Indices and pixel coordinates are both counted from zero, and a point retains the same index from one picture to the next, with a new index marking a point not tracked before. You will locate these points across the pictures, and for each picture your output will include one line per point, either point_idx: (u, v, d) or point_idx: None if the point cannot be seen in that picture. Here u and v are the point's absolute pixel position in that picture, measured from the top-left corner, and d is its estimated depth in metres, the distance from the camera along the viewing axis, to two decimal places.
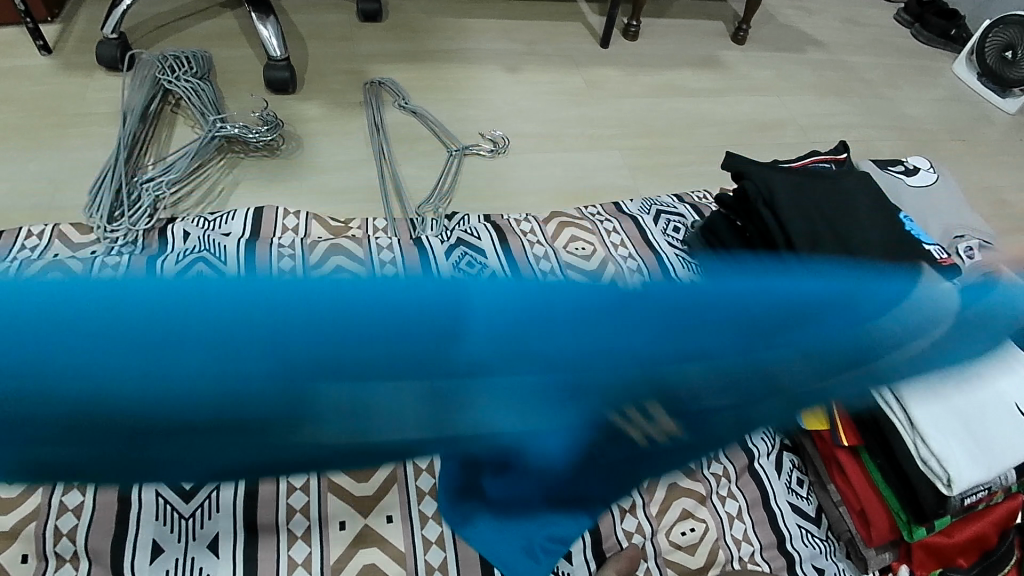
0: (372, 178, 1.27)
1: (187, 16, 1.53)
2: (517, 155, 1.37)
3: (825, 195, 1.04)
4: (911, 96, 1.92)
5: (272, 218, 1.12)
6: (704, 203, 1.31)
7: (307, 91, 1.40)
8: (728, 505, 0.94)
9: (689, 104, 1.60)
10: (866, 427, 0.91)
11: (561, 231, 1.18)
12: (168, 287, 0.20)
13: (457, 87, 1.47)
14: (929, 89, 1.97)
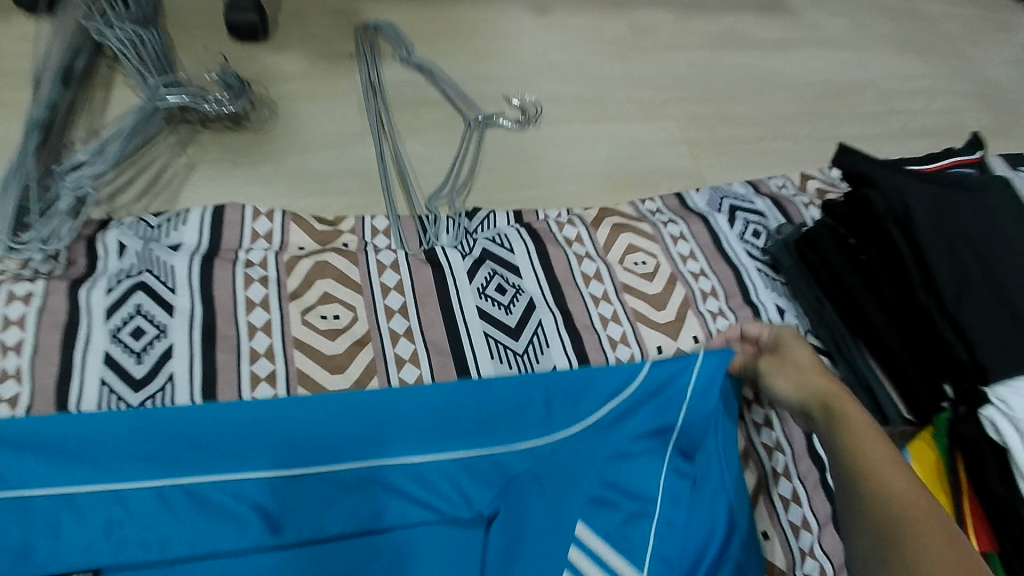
0: (368, 158, 0.98)
1: None
2: (550, 127, 1.08)
3: (977, 216, 0.80)
4: (995, 55, 1.61)
5: (238, 222, 0.87)
6: (783, 194, 1.06)
7: (282, 38, 1.09)
8: (768, 438, 0.83)
9: (754, 61, 1.30)
10: (1006, 532, 0.74)
11: (615, 239, 0.92)
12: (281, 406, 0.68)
13: (474, 34, 1.16)
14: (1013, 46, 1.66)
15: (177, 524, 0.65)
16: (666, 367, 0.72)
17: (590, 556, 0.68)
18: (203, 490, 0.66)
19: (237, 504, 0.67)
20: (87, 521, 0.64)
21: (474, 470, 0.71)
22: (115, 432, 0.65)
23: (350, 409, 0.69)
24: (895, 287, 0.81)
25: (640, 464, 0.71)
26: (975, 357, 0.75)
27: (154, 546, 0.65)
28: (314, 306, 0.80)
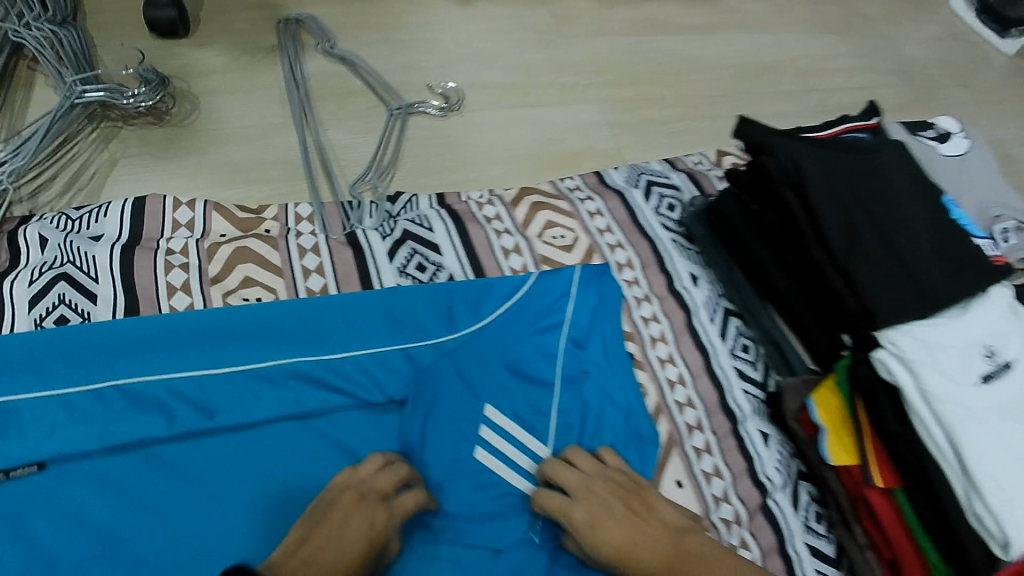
0: (291, 148, 1.00)
1: None
2: (473, 113, 1.11)
3: (865, 177, 0.85)
4: (911, 34, 1.65)
5: (158, 213, 0.88)
6: (699, 170, 1.10)
7: (204, 34, 1.10)
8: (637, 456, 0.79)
9: (676, 45, 1.34)
10: (906, 466, 0.78)
11: (533, 216, 0.95)
12: (211, 313, 0.78)
13: (396, 26, 1.18)
14: (928, 26, 1.70)
15: (114, 417, 0.72)
16: (550, 280, 0.87)
17: (497, 430, 0.78)
18: (140, 386, 0.73)
19: (171, 398, 0.74)
20: (30, 422, 0.69)
21: (382, 361, 0.79)
22: (66, 346, 0.73)
23: (272, 311, 0.79)
24: (791, 249, 0.86)
25: (538, 354, 0.83)
26: (864, 305, 0.79)
27: (94, 435, 0.70)
28: (235, 290, 0.82)
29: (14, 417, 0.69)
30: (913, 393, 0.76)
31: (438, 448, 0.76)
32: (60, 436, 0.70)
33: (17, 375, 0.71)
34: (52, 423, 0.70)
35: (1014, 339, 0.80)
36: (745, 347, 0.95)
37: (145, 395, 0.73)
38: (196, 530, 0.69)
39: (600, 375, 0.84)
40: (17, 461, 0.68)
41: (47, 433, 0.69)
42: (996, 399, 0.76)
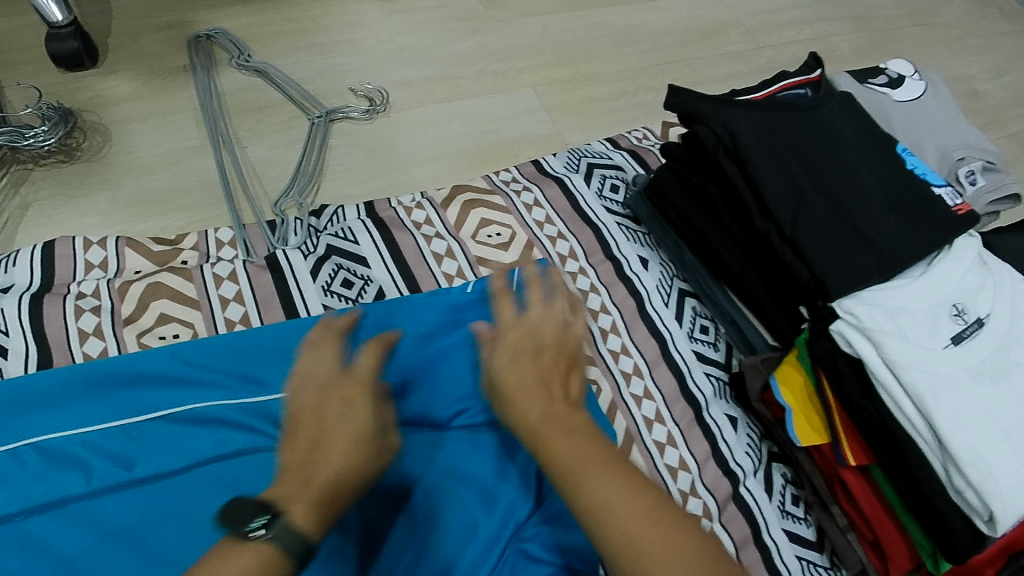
0: (209, 171, 0.96)
1: None
2: (401, 113, 1.06)
3: (807, 136, 0.77)
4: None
5: (70, 254, 0.83)
6: (643, 146, 1.05)
7: (113, 61, 1.06)
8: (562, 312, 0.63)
9: (614, 16, 1.28)
10: (877, 443, 0.69)
11: (467, 215, 0.91)
12: (123, 359, 0.73)
13: (314, 29, 1.12)
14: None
15: (32, 476, 0.66)
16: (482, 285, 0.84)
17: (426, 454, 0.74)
18: (59, 442, 0.68)
19: (92, 453, 0.68)
20: None
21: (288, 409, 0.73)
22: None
23: (186, 351, 0.74)
24: (736, 220, 0.79)
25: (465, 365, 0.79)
26: (815, 275, 0.70)
27: (9, 498, 0.65)
28: (151, 329, 0.77)
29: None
30: (878, 365, 0.67)
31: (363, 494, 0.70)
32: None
33: None
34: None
35: (984, 292, 0.71)
36: (704, 328, 0.89)
37: (64, 453, 0.68)
38: None
39: None
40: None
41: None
42: (972, 361, 0.67)
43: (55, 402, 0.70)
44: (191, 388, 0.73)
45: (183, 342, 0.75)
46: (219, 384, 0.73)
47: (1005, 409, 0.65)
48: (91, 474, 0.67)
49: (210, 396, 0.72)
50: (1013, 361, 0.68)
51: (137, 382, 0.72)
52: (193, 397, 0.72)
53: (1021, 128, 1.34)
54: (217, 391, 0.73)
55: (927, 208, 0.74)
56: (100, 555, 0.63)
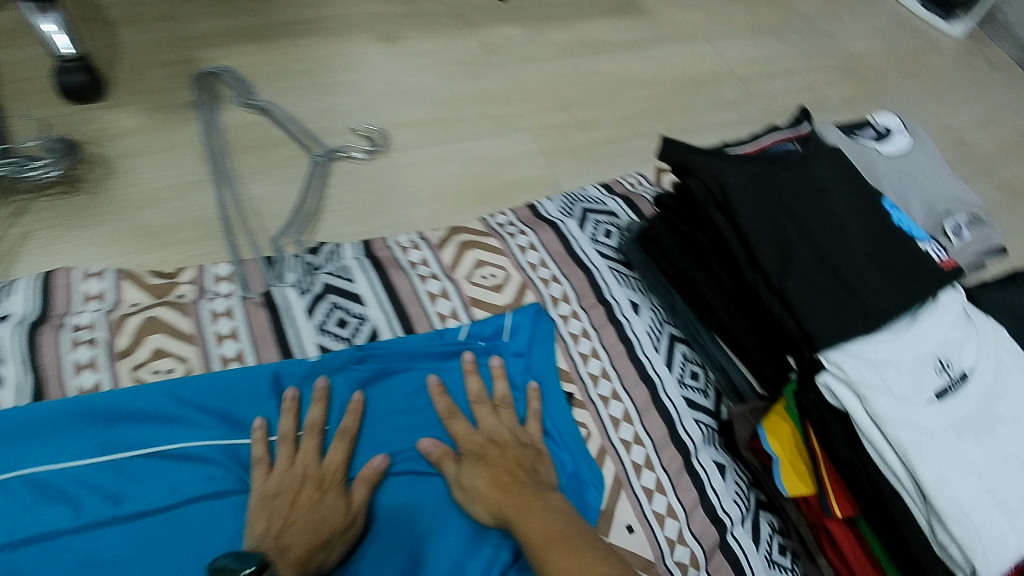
0: (209, 206, 0.97)
1: None
2: (400, 152, 1.08)
3: (796, 190, 0.79)
4: (854, 28, 1.63)
5: (66, 286, 0.84)
6: (637, 191, 1.08)
7: (118, 95, 1.08)
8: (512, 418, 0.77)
9: (609, 63, 1.31)
10: (863, 495, 0.70)
11: (461, 256, 0.92)
12: (119, 393, 0.73)
13: (317, 70, 1.15)
14: (870, 17, 1.68)
15: (20, 510, 0.66)
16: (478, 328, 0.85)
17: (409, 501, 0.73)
18: (49, 475, 0.68)
19: (81, 487, 0.68)
20: None
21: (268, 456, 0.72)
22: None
23: (182, 388, 0.74)
24: (726, 270, 0.81)
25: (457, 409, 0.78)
26: (802, 327, 0.72)
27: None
28: (145, 363, 0.78)
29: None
30: (863, 418, 0.68)
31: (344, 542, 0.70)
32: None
33: None
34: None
35: (968, 346, 0.72)
36: (694, 374, 0.90)
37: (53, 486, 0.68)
38: None
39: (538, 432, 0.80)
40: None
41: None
42: (956, 415, 0.68)
43: (48, 433, 0.70)
44: (184, 426, 0.73)
45: (178, 378, 0.76)
46: (211, 423, 0.74)
47: (990, 464, 0.66)
48: (79, 511, 0.67)
49: (203, 437, 0.73)
50: (997, 416, 0.69)
51: (131, 418, 0.72)
52: (184, 437, 0.73)
53: (1007, 178, 1.38)
54: (210, 430, 0.73)
55: (913, 262, 0.76)
56: None
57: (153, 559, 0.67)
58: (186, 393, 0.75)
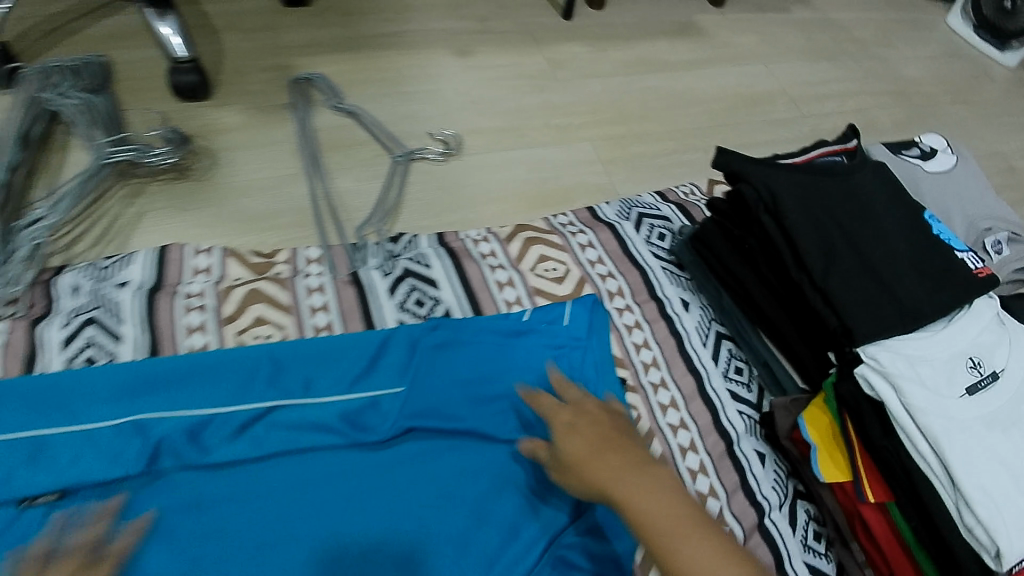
0: (301, 197, 1.08)
1: (84, 15, 1.29)
2: (471, 156, 1.18)
3: (842, 201, 0.86)
4: (908, 54, 1.67)
5: (179, 259, 0.95)
6: (689, 200, 1.15)
7: (222, 95, 1.20)
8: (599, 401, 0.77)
9: (667, 81, 1.39)
10: (896, 481, 0.75)
11: (527, 251, 1.01)
12: (219, 354, 0.84)
13: (398, 79, 1.26)
14: (925, 45, 1.72)
15: (129, 452, 0.77)
16: (542, 314, 0.91)
17: (470, 466, 0.81)
18: (152, 423, 0.78)
19: (180, 436, 0.78)
20: (55, 453, 0.76)
21: (348, 418, 0.81)
22: (90, 384, 0.80)
23: (275, 352, 0.84)
24: (773, 271, 0.88)
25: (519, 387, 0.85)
26: (843, 323, 0.78)
27: (112, 465, 0.76)
28: (247, 329, 0.88)
29: (42, 450, 0.77)
30: (897, 408, 0.74)
31: (409, 497, 0.78)
32: (80, 466, 0.76)
33: (46, 411, 0.79)
34: (75, 454, 0.76)
35: (999, 348, 0.78)
36: (738, 369, 0.96)
37: (155, 434, 0.78)
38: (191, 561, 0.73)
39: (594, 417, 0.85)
40: (41, 489, 0.75)
41: (71, 463, 0.76)
42: (986, 410, 0.73)
43: (157, 385, 0.81)
44: (275, 386, 0.82)
45: (271, 343, 0.85)
46: (301, 384, 0.82)
47: (1017, 455, 0.71)
48: (181, 454, 0.78)
49: (294, 398, 0.82)
50: None
51: (230, 375, 0.82)
52: (276, 396, 0.81)
53: None
54: (298, 392, 0.82)
55: (951, 271, 0.82)
56: (183, 526, 0.75)
57: (243, 501, 0.77)
58: (278, 357, 0.84)
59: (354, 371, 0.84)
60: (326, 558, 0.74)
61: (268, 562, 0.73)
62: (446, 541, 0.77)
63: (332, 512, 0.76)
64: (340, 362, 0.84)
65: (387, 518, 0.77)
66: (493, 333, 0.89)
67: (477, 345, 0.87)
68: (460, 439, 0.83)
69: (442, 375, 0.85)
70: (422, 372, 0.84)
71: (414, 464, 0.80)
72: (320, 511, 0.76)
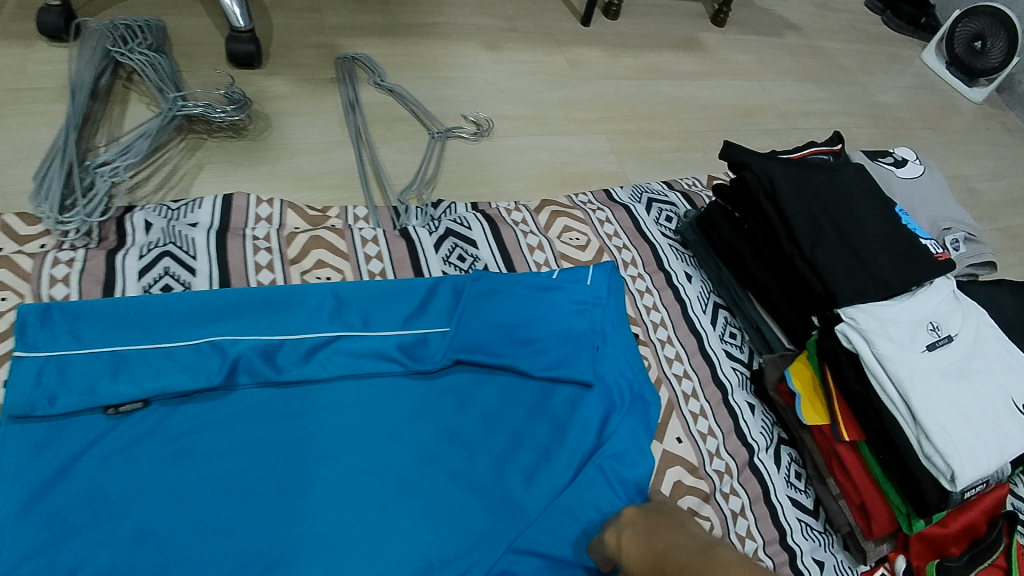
0: (349, 161, 1.19)
1: None
2: (500, 139, 1.30)
3: (828, 189, 1.01)
4: (884, 83, 1.87)
5: (244, 207, 1.05)
6: (693, 190, 1.30)
7: (273, 66, 1.30)
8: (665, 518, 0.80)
9: (672, 88, 1.55)
10: (866, 421, 0.90)
11: (553, 221, 1.14)
12: (287, 288, 0.93)
13: (435, 65, 1.38)
14: (901, 76, 1.92)
15: (209, 367, 0.85)
16: (571, 274, 1.03)
17: (505, 398, 0.94)
18: (230, 343, 0.86)
19: (256, 356, 0.87)
20: (142, 365, 0.83)
21: (405, 350, 0.92)
22: (169, 307, 0.87)
23: (340, 291, 0.94)
24: (767, 245, 1.02)
25: (551, 333, 0.97)
26: (826, 288, 0.93)
27: (194, 379, 0.84)
28: (310, 270, 0.98)
29: (126, 363, 0.83)
30: (869, 357, 0.88)
31: (456, 420, 0.91)
32: (163, 378, 0.83)
33: (128, 328, 0.85)
34: (158, 368, 0.83)
35: (955, 316, 0.93)
36: (732, 334, 1.11)
37: (233, 352, 0.86)
38: (268, 464, 0.83)
39: (614, 366, 0.98)
40: (127, 398, 0.81)
41: (154, 376, 0.83)
42: (941, 363, 0.89)
43: (233, 311, 0.88)
44: (338, 319, 0.92)
45: (332, 284, 0.95)
46: (358, 319, 0.93)
47: (966, 401, 0.87)
48: (255, 374, 0.87)
49: (356, 330, 0.91)
50: (973, 368, 0.90)
51: (301, 308, 0.91)
52: (340, 328, 0.91)
53: (1011, 224, 1.59)
54: (359, 326, 0.92)
55: (916, 252, 0.97)
56: (259, 435, 0.84)
57: (309, 416, 0.87)
58: (338, 295, 0.94)
59: (405, 311, 0.95)
60: (385, 467, 0.85)
61: (340, 465, 0.84)
62: (487, 460, 0.89)
63: (395, 426, 0.88)
64: (394, 303, 0.95)
65: (440, 435, 0.89)
66: (528, 285, 1.00)
67: (513, 294, 0.98)
68: (497, 376, 0.96)
69: (485, 319, 0.96)
70: (467, 315, 0.95)
71: (458, 394, 0.93)
72: (378, 429, 0.88)
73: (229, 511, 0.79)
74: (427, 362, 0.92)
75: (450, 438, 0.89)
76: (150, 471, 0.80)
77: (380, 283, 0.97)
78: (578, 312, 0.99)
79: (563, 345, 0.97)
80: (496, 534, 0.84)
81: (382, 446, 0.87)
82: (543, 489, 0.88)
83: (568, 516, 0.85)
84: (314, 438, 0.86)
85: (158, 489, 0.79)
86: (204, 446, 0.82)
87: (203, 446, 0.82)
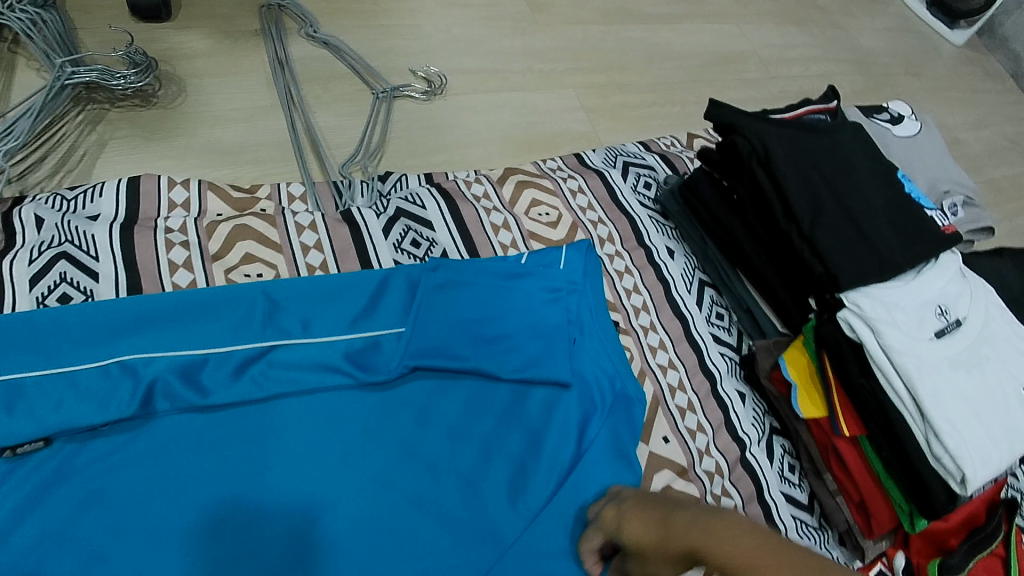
0: (280, 130, 1.02)
1: None
2: (456, 97, 1.15)
3: (825, 153, 0.90)
4: (865, 25, 1.74)
5: (154, 192, 0.89)
6: (672, 151, 1.18)
7: (185, 17, 1.11)
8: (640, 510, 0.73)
9: (644, 34, 1.39)
10: (868, 414, 0.82)
11: (519, 194, 1.01)
12: (208, 290, 0.78)
13: (377, 12, 1.20)
14: (881, 17, 1.80)
15: (120, 394, 0.70)
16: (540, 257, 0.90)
17: (473, 404, 0.83)
18: (144, 363, 0.71)
19: (175, 378, 0.73)
20: (37, 396, 0.67)
21: (353, 359, 0.79)
22: (68, 323, 0.70)
23: (273, 289, 0.79)
24: (759, 219, 0.91)
25: (522, 328, 0.85)
26: (828, 270, 0.82)
27: (103, 410, 0.69)
28: (237, 266, 0.84)
29: (19, 396, 0.66)
30: (875, 350, 0.79)
31: (418, 436, 0.80)
32: (66, 412, 0.68)
33: (18, 353, 0.68)
34: (59, 400, 0.67)
35: (963, 298, 0.85)
36: (719, 315, 1.01)
37: (148, 374, 0.71)
38: (200, 506, 0.70)
39: (596, 361, 0.87)
40: (25, 439, 0.66)
41: (54, 409, 0.67)
42: (951, 353, 0.81)
43: (146, 322, 0.73)
44: (272, 325, 0.77)
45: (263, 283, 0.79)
46: (293, 325, 0.78)
47: (976, 394, 0.79)
48: (177, 398, 0.73)
49: (295, 338, 0.77)
50: (983, 356, 0.82)
51: (224, 315, 0.76)
52: (275, 336, 0.77)
53: (995, 176, 1.52)
54: (298, 333, 0.78)
55: (920, 223, 0.88)
56: (189, 470, 0.72)
57: (246, 444, 0.74)
58: (270, 296, 0.78)
59: (352, 311, 0.81)
60: (338, 498, 0.74)
61: (286, 498, 0.73)
62: (456, 479, 0.79)
63: (346, 448, 0.77)
64: (338, 301, 0.81)
65: (401, 454, 0.78)
66: (494, 273, 0.87)
67: (476, 285, 0.86)
68: (463, 381, 0.84)
69: (446, 315, 0.83)
70: (423, 313, 0.82)
71: (419, 405, 0.81)
72: (327, 454, 0.76)
73: (159, 566, 0.67)
74: (380, 371, 0.79)
75: (413, 458, 0.78)
76: (57, 526, 0.66)
77: (317, 280, 0.81)
78: (552, 301, 0.87)
79: (537, 340, 0.85)
80: (467, 563, 0.74)
81: (333, 474, 0.75)
82: (521, 507, 0.78)
83: (548, 538, 0.75)
84: (254, 469, 0.73)
85: (69, 546, 0.66)
86: (123, 487, 0.69)
87: (122, 487, 0.69)
